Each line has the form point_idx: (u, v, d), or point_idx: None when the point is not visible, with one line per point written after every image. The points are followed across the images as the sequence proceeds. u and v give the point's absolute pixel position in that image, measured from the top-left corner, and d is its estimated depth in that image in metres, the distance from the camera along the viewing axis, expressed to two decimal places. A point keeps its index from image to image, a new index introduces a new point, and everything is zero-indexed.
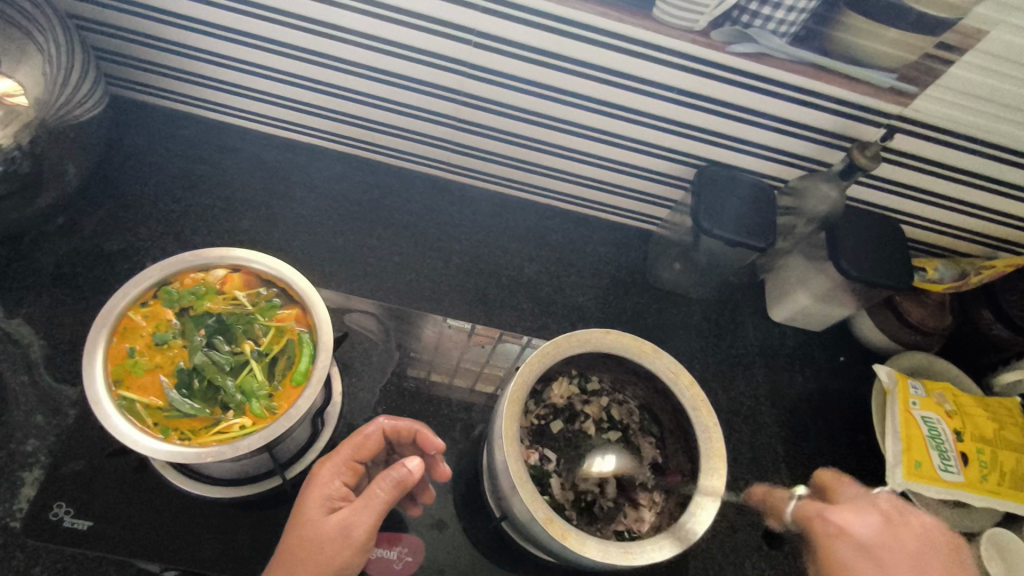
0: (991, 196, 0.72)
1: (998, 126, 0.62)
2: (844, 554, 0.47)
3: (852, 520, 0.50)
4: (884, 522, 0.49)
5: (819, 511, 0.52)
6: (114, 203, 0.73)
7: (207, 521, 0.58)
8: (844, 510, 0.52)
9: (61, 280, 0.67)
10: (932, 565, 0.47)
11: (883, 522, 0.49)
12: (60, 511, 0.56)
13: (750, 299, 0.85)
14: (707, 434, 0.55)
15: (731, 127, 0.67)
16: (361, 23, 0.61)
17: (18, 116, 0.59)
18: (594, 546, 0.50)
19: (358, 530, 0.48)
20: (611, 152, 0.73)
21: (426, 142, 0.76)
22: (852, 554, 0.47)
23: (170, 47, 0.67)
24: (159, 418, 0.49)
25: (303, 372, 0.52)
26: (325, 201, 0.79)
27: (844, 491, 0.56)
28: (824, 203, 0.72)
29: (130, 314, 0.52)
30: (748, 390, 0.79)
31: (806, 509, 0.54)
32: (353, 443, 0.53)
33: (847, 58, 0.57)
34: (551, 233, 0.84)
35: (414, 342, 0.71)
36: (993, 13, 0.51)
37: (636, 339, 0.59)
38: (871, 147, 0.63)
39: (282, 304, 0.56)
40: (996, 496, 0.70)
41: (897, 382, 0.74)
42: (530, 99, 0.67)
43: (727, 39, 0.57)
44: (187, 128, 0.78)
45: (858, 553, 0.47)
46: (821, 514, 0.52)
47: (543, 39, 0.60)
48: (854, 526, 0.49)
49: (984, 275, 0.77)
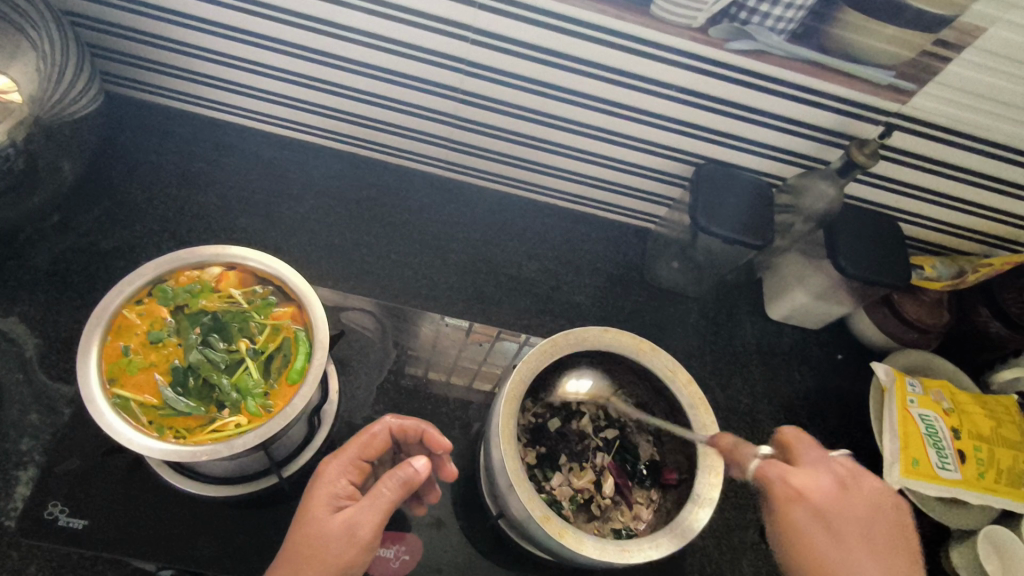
0: (989, 194, 0.72)
1: (996, 123, 0.62)
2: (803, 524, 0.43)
3: (810, 482, 0.45)
4: (838, 487, 0.45)
5: (780, 472, 0.45)
6: (110, 201, 0.73)
7: (204, 520, 0.57)
8: (804, 471, 0.46)
9: (56, 279, 0.67)
10: (880, 531, 0.45)
11: (836, 488, 0.45)
12: (56, 509, 0.56)
13: (748, 298, 0.85)
14: (705, 433, 0.55)
15: (728, 125, 0.67)
16: (358, 19, 0.61)
17: (13, 112, 0.58)
18: (593, 545, 0.50)
19: (364, 529, 0.48)
20: (609, 149, 0.73)
21: (424, 139, 0.76)
22: (811, 525, 0.43)
23: (166, 43, 0.67)
24: (155, 416, 0.49)
25: (299, 370, 0.51)
26: (322, 200, 0.78)
27: (809, 446, 0.48)
28: (821, 199, 0.71)
29: (125, 312, 0.52)
30: (745, 388, 0.79)
31: (767, 466, 0.46)
32: (360, 441, 0.52)
33: (845, 56, 0.57)
34: (549, 231, 0.84)
35: (412, 340, 0.71)
36: (990, 10, 0.51)
37: (633, 337, 0.59)
38: (869, 144, 0.63)
39: (278, 301, 0.55)
40: (993, 493, 0.70)
41: (895, 380, 0.75)
42: (527, 96, 0.67)
43: (725, 35, 0.57)
44: (183, 125, 0.78)
45: (818, 525, 0.43)
46: (783, 476, 0.45)
47: (540, 36, 0.59)
48: (816, 491, 0.44)
49: (982, 272, 0.77)
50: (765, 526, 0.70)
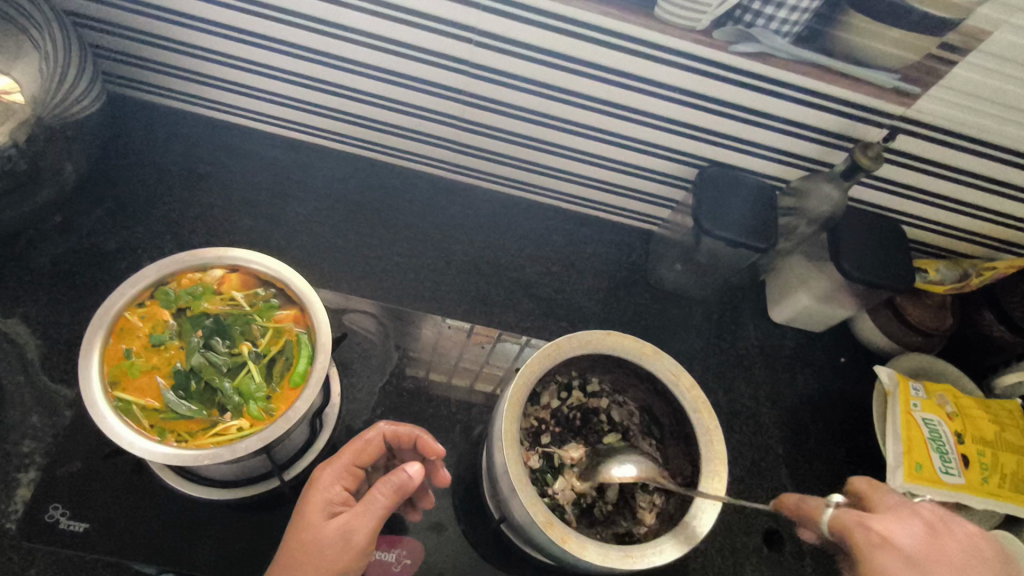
0: (993, 197, 0.72)
1: (1000, 126, 0.62)
2: (894, 570, 0.43)
3: (894, 528, 0.46)
4: (928, 532, 0.46)
5: (859, 518, 0.47)
6: (112, 202, 0.72)
7: (204, 523, 0.57)
8: (884, 517, 0.47)
9: (58, 280, 0.67)
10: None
11: (926, 533, 0.46)
12: (56, 512, 0.56)
13: (750, 300, 0.85)
14: (708, 437, 0.55)
15: (732, 127, 0.67)
16: (362, 21, 0.60)
17: (14, 113, 0.58)
18: (594, 549, 0.49)
19: (357, 535, 0.47)
20: (612, 151, 0.73)
21: (426, 141, 0.76)
22: (901, 569, 0.43)
23: (169, 44, 0.67)
24: (156, 420, 0.48)
25: (301, 373, 0.51)
26: (324, 201, 0.78)
27: (884, 497, 0.50)
28: (825, 203, 0.71)
29: (127, 314, 0.51)
30: (748, 391, 0.79)
31: (844, 513, 0.48)
32: (354, 447, 0.52)
33: (849, 59, 0.56)
34: (551, 232, 0.83)
35: (413, 341, 0.71)
36: (995, 13, 0.50)
37: (636, 341, 0.58)
38: (873, 147, 0.63)
39: (280, 304, 0.55)
40: (996, 498, 0.69)
41: (899, 384, 0.74)
42: (531, 98, 0.67)
43: (729, 38, 0.56)
44: (185, 126, 0.78)
45: (909, 570, 0.43)
46: (864, 522, 0.46)
47: (544, 38, 0.59)
48: (900, 536, 0.45)
49: (986, 276, 0.77)
50: (767, 530, 0.70)
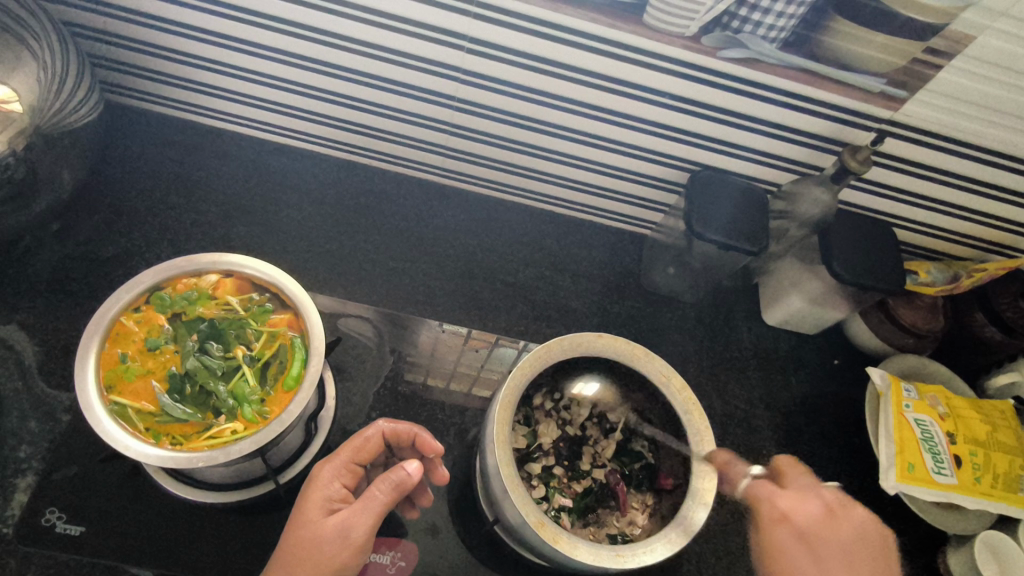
0: (982, 200, 0.72)
1: (988, 129, 0.62)
2: (786, 544, 0.50)
3: (797, 506, 0.52)
4: (826, 513, 0.52)
5: (768, 494, 0.53)
6: (109, 210, 0.73)
7: (204, 527, 0.58)
8: (791, 495, 0.53)
9: (56, 286, 0.67)
10: (863, 560, 0.51)
11: (826, 513, 0.52)
12: (53, 517, 0.56)
13: (744, 303, 0.86)
14: (700, 438, 0.56)
15: (720, 131, 0.68)
16: (352, 28, 0.61)
17: (14, 122, 0.58)
18: (587, 549, 0.50)
19: (356, 532, 0.48)
20: (604, 156, 0.74)
21: (422, 147, 0.77)
22: (791, 542, 0.50)
23: (169, 54, 0.68)
24: (151, 423, 0.49)
25: (294, 376, 0.52)
26: (319, 207, 0.79)
27: (799, 474, 0.55)
28: (816, 206, 0.72)
29: (122, 319, 0.52)
30: (742, 393, 0.79)
31: (757, 486, 0.54)
32: (353, 445, 0.53)
33: (836, 63, 0.57)
34: (546, 237, 0.84)
35: (409, 346, 0.71)
36: (980, 19, 0.51)
37: (628, 342, 0.59)
38: (861, 151, 0.64)
39: (274, 309, 0.56)
40: (988, 498, 0.69)
41: (891, 385, 0.75)
42: (521, 103, 0.67)
43: (718, 44, 0.57)
44: (183, 134, 0.79)
45: (798, 543, 0.50)
46: (771, 498, 0.53)
47: (533, 45, 0.60)
48: (799, 512, 0.52)
49: (975, 277, 0.77)
50: None
